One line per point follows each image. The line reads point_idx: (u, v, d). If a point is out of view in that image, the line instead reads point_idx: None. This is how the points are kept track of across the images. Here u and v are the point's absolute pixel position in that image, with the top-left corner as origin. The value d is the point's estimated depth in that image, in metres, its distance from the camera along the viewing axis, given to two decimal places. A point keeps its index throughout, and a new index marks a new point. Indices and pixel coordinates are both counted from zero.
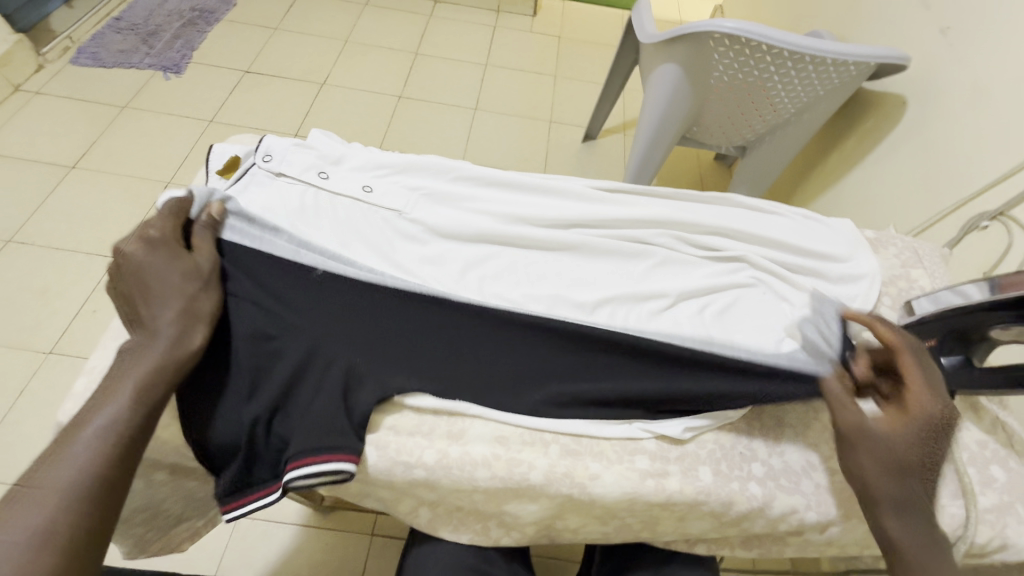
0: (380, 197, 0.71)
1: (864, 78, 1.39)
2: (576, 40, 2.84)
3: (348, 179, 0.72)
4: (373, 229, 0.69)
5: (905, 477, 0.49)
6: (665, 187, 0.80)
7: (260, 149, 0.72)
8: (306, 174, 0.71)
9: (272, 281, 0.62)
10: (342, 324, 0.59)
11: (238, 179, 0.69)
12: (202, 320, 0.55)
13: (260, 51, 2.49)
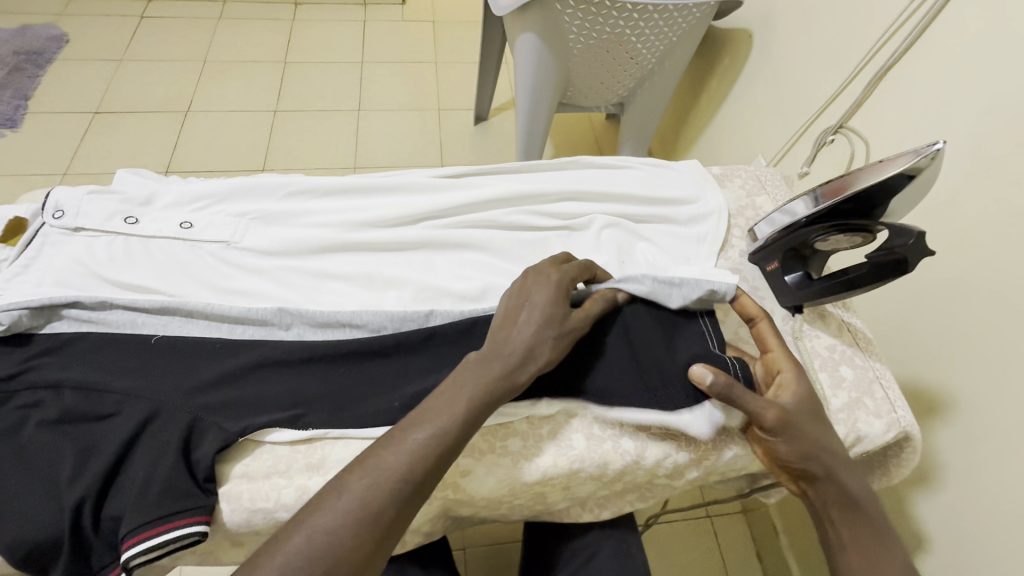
0: (201, 230, 0.66)
1: (710, 18, 1.44)
2: (451, 22, 2.78)
3: (161, 219, 0.66)
4: (201, 266, 0.64)
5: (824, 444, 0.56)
6: (511, 163, 0.79)
7: (48, 207, 0.64)
8: (110, 223, 0.64)
9: (86, 352, 0.57)
10: (176, 377, 0.56)
11: (28, 246, 0.62)
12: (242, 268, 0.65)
13: (108, 87, 2.26)
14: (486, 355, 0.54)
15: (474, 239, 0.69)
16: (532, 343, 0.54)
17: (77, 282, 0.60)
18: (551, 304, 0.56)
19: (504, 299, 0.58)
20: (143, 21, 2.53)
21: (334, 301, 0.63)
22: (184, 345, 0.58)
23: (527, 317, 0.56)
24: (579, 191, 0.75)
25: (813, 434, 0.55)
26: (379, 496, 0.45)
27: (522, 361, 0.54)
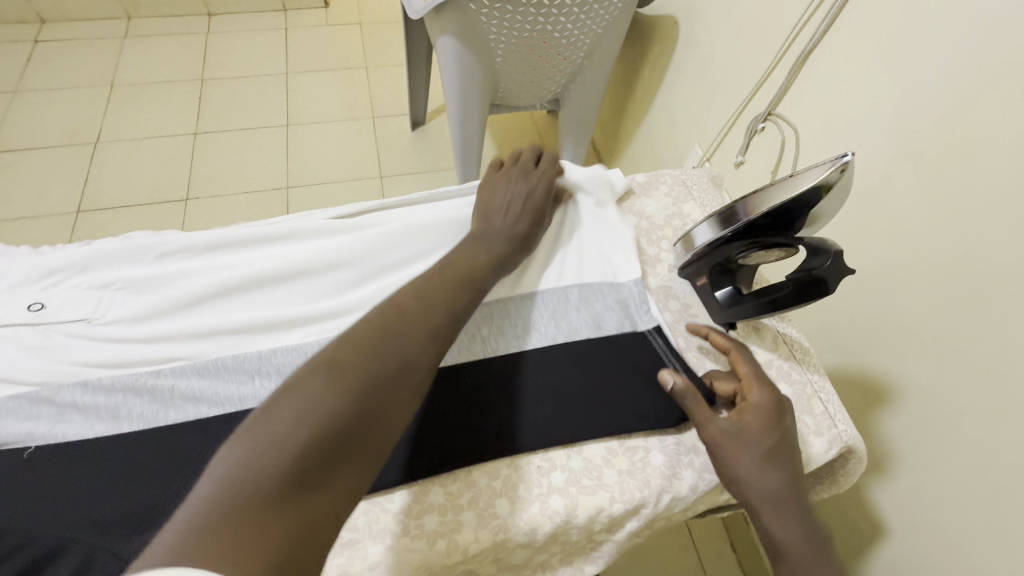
0: (54, 311, 0.57)
1: (632, 7, 1.40)
2: (379, 23, 2.66)
3: (7, 301, 0.57)
4: (56, 353, 0.55)
5: (772, 472, 0.52)
6: (415, 193, 0.73)
7: None
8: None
9: None
10: (42, 494, 0.48)
11: None
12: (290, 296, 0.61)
13: (5, 123, 2.07)
14: (482, 243, 0.63)
15: (377, 283, 0.63)
16: (518, 228, 0.66)
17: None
18: (536, 200, 0.68)
19: (492, 200, 0.68)
20: (38, 45, 2.32)
21: (221, 372, 0.56)
22: (50, 449, 0.50)
23: (517, 209, 0.67)
24: None
25: (745, 463, 0.52)
26: (371, 384, 0.45)
27: (513, 246, 0.64)
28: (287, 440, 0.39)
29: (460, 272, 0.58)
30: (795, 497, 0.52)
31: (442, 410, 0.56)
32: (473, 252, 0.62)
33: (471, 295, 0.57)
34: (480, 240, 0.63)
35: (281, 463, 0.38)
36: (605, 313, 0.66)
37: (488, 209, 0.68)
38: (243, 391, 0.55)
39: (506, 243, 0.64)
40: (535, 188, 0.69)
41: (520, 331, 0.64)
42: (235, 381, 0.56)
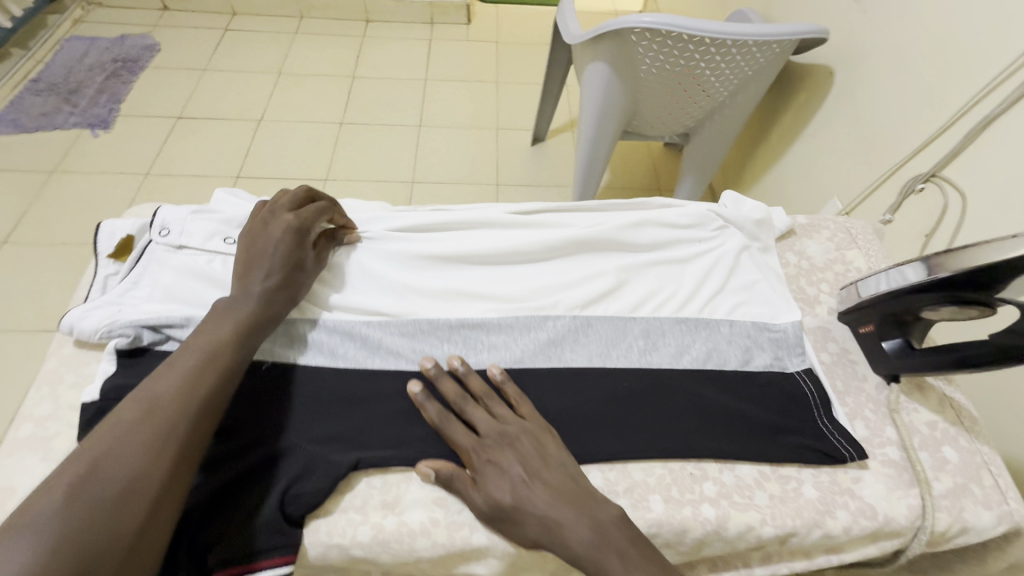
0: None
1: (789, 53, 1.38)
2: (514, 43, 2.83)
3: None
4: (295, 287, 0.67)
5: (564, 528, 0.48)
6: (588, 200, 0.78)
7: (155, 224, 0.68)
8: (211, 242, 0.68)
9: None
10: (284, 409, 0.57)
11: (137, 261, 0.66)
12: (270, 267, 0.61)
13: (191, 95, 2.41)
14: (226, 310, 0.57)
15: (548, 278, 0.70)
16: (283, 287, 0.61)
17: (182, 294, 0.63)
18: (288, 251, 0.63)
19: (242, 263, 0.61)
20: (227, 33, 2.69)
21: (417, 332, 0.65)
22: (285, 368, 0.60)
23: (269, 266, 0.61)
24: (661, 232, 0.74)
25: (531, 526, 0.49)
26: (153, 421, 0.46)
27: (274, 306, 0.60)
28: (80, 494, 0.41)
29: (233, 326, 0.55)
30: (606, 546, 0.47)
31: (597, 404, 0.60)
32: (228, 313, 0.57)
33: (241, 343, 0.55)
34: (235, 299, 0.58)
35: (62, 552, 0.38)
36: (763, 346, 0.67)
37: (239, 268, 0.61)
38: (434, 351, 0.64)
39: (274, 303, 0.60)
40: (288, 249, 0.63)
41: (674, 352, 0.66)
42: (428, 342, 0.64)
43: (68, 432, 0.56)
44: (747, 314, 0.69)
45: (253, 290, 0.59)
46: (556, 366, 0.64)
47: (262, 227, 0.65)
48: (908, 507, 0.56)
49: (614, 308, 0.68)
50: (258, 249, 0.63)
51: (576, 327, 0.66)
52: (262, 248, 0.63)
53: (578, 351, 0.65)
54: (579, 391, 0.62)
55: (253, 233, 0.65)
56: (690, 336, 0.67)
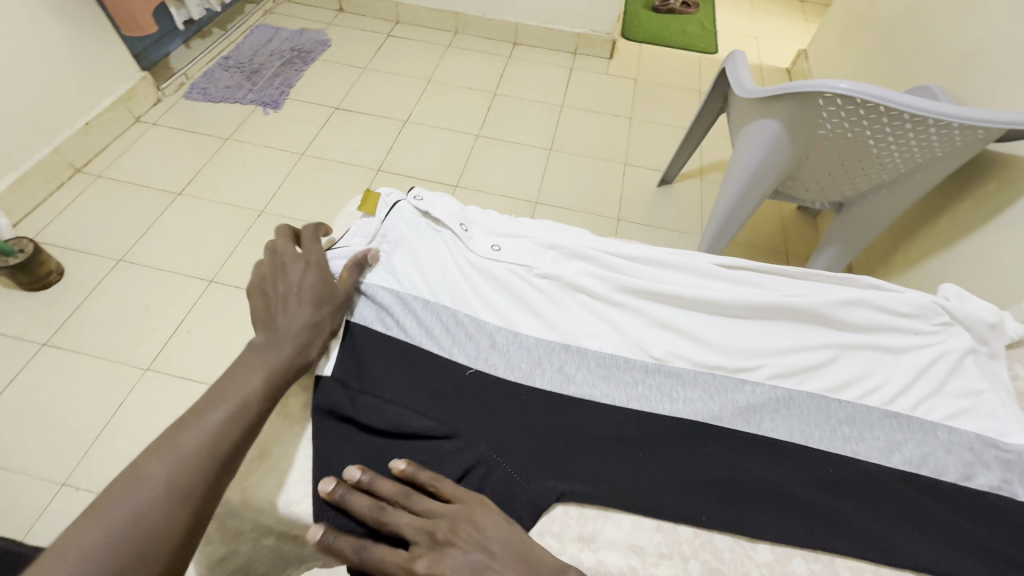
0: (506, 251, 0.73)
1: (990, 141, 1.27)
2: (653, 83, 2.84)
3: (478, 238, 0.74)
4: (500, 285, 0.70)
5: None
6: (792, 266, 0.75)
7: (410, 192, 0.76)
8: (449, 221, 0.73)
9: (411, 364, 0.63)
10: (485, 420, 0.58)
11: (386, 215, 0.73)
12: (295, 303, 0.59)
13: (349, 89, 2.62)
14: (257, 354, 0.55)
15: (746, 338, 0.68)
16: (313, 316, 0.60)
17: (414, 273, 0.70)
18: (315, 283, 0.61)
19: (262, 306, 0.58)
20: (389, 38, 2.92)
21: (612, 368, 0.65)
22: (486, 380, 0.62)
23: (295, 300, 0.59)
24: (876, 315, 0.69)
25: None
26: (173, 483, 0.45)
27: (310, 340, 0.58)
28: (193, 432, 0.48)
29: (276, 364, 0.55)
30: None
31: (802, 486, 0.57)
32: (254, 362, 0.54)
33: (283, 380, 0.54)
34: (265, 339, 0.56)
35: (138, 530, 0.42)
36: (994, 469, 0.59)
37: (261, 309, 0.58)
38: (627, 392, 0.63)
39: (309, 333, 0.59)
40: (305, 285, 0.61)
41: (883, 449, 0.61)
42: (622, 381, 0.64)
43: (299, 394, 0.61)
44: (968, 426, 0.62)
45: (278, 330, 0.57)
46: (756, 433, 0.61)
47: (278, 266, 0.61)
48: None
49: (818, 385, 0.65)
50: (278, 281, 0.60)
51: (776, 397, 0.63)
52: (284, 281, 0.60)
53: (776, 421, 0.62)
54: (780, 468, 0.58)
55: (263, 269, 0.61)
56: (900, 433, 0.62)
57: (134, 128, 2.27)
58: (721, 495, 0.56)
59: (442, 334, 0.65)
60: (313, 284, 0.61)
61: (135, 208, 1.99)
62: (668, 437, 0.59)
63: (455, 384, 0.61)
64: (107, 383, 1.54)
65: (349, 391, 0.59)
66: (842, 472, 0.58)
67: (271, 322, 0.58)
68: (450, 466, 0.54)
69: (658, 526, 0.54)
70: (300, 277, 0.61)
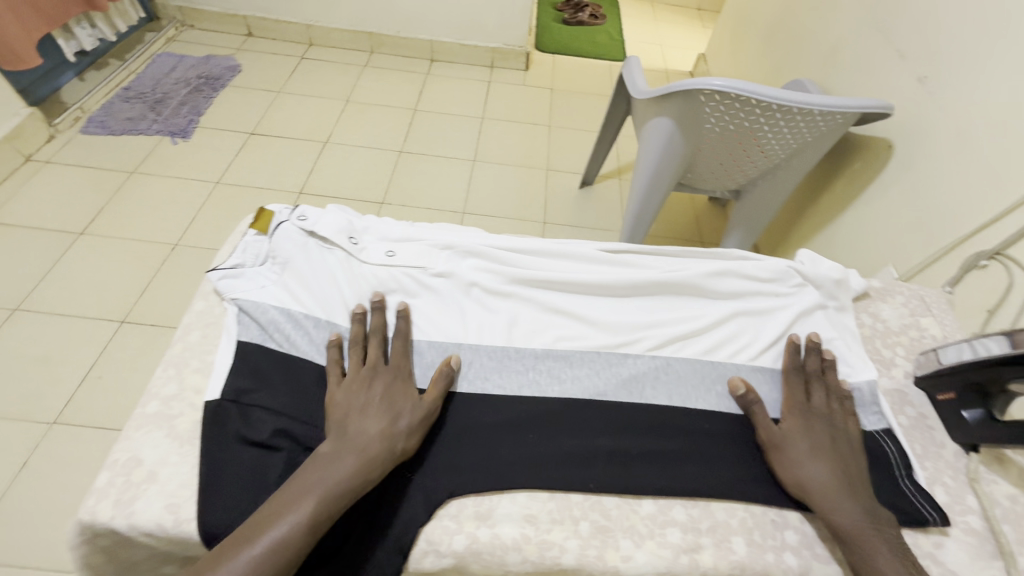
0: (402, 258, 0.76)
1: (850, 124, 1.43)
2: (568, 91, 2.97)
3: (373, 248, 0.76)
4: (395, 291, 0.73)
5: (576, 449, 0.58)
6: (670, 246, 0.82)
7: (294, 210, 0.76)
8: (338, 237, 0.74)
9: (306, 376, 0.64)
10: None
11: (272, 234, 0.73)
12: (380, 416, 0.58)
13: (265, 114, 2.57)
14: (343, 440, 0.55)
15: (628, 316, 0.74)
16: (401, 408, 0.59)
17: (309, 289, 0.70)
18: (391, 399, 0.59)
19: (340, 394, 0.60)
20: (303, 61, 2.89)
21: (505, 358, 0.68)
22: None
23: (371, 413, 0.58)
24: (740, 284, 0.77)
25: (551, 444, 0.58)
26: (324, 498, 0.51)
27: (397, 428, 0.57)
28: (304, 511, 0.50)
29: (355, 454, 0.54)
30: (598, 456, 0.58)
31: (680, 443, 0.62)
32: (335, 461, 0.53)
33: (364, 473, 0.53)
34: (351, 423, 0.57)
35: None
36: None
37: (338, 418, 0.58)
38: (519, 380, 0.67)
39: (392, 425, 0.57)
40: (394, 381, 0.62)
41: None
42: (513, 369, 0.68)
43: (189, 413, 0.60)
44: None
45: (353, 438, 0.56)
46: (638, 402, 0.66)
47: (359, 380, 0.61)
48: None
49: (692, 352, 0.71)
50: (351, 399, 0.59)
51: (656, 366, 0.69)
52: (357, 400, 0.59)
53: (655, 389, 0.67)
54: (661, 430, 0.64)
55: (342, 386, 0.61)
56: (762, 386, 0.69)
57: (25, 168, 2.12)
58: (607, 461, 0.60)
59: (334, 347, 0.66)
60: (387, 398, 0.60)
61: (30, 252, 1.86)
62: (557, 417, 0.64)
63: None
64: (8, 443, 1.41)
65: (241, 409, 0.59)
66: (716, 426, 0.64)
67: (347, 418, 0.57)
68: None
69: (550, 495, 0.58)
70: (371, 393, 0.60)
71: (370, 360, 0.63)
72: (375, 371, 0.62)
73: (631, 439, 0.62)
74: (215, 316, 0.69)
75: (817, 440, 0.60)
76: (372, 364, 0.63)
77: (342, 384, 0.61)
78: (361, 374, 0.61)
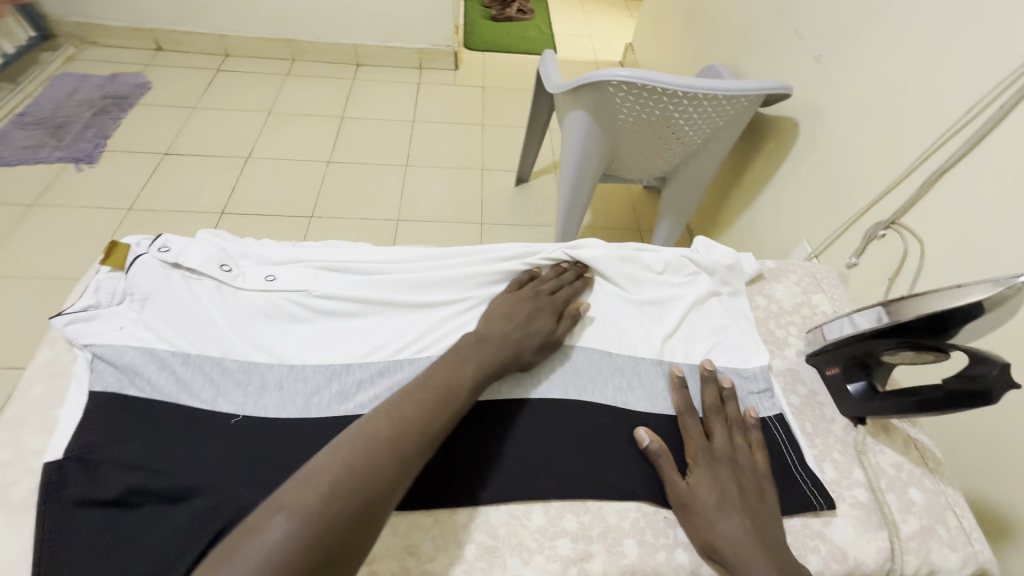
0: (282, 282, 0.70)
1: (757, 106, 1.46)
2: (501, 89, 2.88)
3: (251, 273, 0.70)
4: (272, 314, 0.67)
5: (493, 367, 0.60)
6: (568, 242, 0.80)
7: (156, 243, 0.71)
8: (206, 266, 0.69)
9: (169, 422, 0.58)
10: (251, 464, 0.55)
11: (128, 269, 0.67)
12: (528, 325, 0.65)
13: (180, 131, 2.38)
14: (483, 337, 0.63)
15: None
16: (535, 328, 0.65)
17: (175, 324, 0.64)
18: (539, 317, 0.67)
19: (501, 302, 0.68)
20: (218, 74, 2.66)
21: (397, 373, 0.63)
22: (257, 424, 0.58)
23: (520, 321, 0.66)
24: (635, 277, 0.77)
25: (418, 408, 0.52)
26: (445, 393, 0.54)
27: (526, 342, 0.64)
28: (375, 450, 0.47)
29: (491, 350, 0.61)
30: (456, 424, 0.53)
31: (575, 446, 0.61)
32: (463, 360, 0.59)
33: (492, 369, 0.60)
34: (492, 328, 0.64)
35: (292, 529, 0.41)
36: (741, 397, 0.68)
37: (492, 318, 0.66)
38: None
39: (523, 340, 0.64)
40: (542, 306, 0.68)
41: (649, 395, 0.67)
42: (405, 384, 0.62)
43: (29, 478, 0.54)
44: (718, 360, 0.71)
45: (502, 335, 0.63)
46: (535, 400, 0.64)
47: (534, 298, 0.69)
48: (877, 550, 0.57)
49: (592, 350, 0.69)
50: (510, 306, 0.68)
51: (554, 359, 0.68)
52: (511, 308, 0.67)
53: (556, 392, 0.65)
54: (556, 435, 0.61)
55: (506, 294, 0.70)
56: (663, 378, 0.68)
57: None
58: (497, 477, 0.57)
59: (203, 385, 0.60)
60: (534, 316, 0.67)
61: None
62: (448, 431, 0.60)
63: (218, 437, 0.57)
64: None
65: (89, 468, 0.53)
66: (614, 424, 0.63)
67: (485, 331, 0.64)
68: (210, 521, 0.51)
69: (435, 521, 0.55)
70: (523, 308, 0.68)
71: (563, 293, 0.72)
72: (547, 300, 0.69)
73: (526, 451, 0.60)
74: (68, 365, 0.63)
75: (725, 492, 0.55)
76: (564, 296, 0.71)
77: (509, 294, 0.70)
78: (547, 300, 0.69)
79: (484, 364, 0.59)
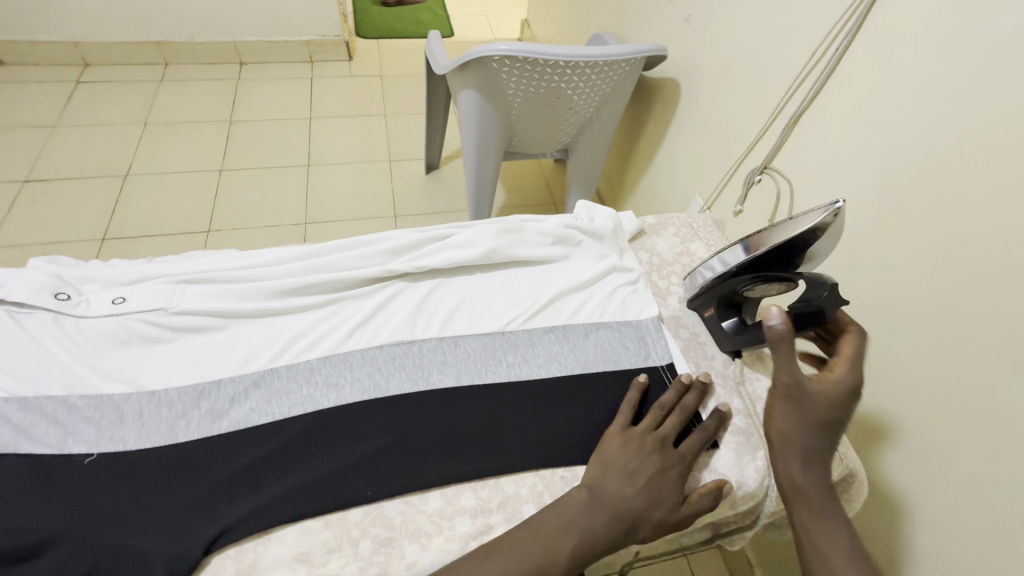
0: (134, 302, 0.64)
1: (639, 70, 1.50)
2: (401, 75, 2.72)
3: (95, 298, 0.64)
4: (126, 340, 0.61)
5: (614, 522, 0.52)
6: (448, 222, 0.79)
7: None
8: (37, 298, 0.61)
9: (5, 475, 0.51)
10: (111, 503, 0.50)
11: None
12: (649, 495, 0.54)
13: (40, 154, 2.10)
14: (595, 493, 0.54)
15: (410, 304, 0.70)
16: (661, 499, 0.54)
17: (8, 366, 0.57)
18: (665, 482, 0.55)
19: (612, 446, 0.58)
20: (79, 87, 2.35)
21: (274, 383, 0.61)
22: (115, 460, 0.53)
23: (640, 482, 0.54)
24: (520, 248, 0.76)
25: (583, 517, 0.52)
26: (547, 560, 0.49)
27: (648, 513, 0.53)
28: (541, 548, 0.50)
29: (596, 521, 0.51)
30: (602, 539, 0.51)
31: (467, 422, 0.60)
32: (577, 517, 0.52)
33: (607, 542, 0.51)
34: (610, 483, 0.54)
35: None
36: (630, 351, 0.70)
37: (613, 463, 0.56)
38: (290, 402, 0.60)
39: (645, 511, 0.53)
40: (669, 463, 0.57)
41: (542, 362, 0.67)
42: (284, 392, 0.60)
43: None
44: (605, 318, 0.73)
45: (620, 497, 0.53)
46: (426, 388, 0.63)
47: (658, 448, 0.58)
48: (756, 469, 0.62)
49: (480, 326, 0.69)
50: (620, 456, 0.57)
51: (445, 344, 0.67)
52: (622, 459, 0.56)
53: (445, 373, 0.64)
54: (447, 414, 0.60)
55: (618, 426, 0.60)
56: (552, 343, 0.69)
57: None
58: (390, 468, 0.56)
59: (48, 427, 0.54)
60: (661, 479, 0.55)
61: None
62: (331, 430, 0.58)
63: (69, 480, 0.51)
64: None
65: None
66: (507, 395, 0.63)
67: (608, 476, 0.55)
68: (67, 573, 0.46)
69: (326, 524, 0.52)
70: (637, 463, 0.56)
71: (693, 439, 0.60)
72: (673, 453, 0.58)
73: (417, 437, 0.58)
74: None
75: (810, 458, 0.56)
76: (692, 444, 0.59)
77: (620, 436, 0.59)
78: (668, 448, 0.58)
79: (595, 539, 0.51)
